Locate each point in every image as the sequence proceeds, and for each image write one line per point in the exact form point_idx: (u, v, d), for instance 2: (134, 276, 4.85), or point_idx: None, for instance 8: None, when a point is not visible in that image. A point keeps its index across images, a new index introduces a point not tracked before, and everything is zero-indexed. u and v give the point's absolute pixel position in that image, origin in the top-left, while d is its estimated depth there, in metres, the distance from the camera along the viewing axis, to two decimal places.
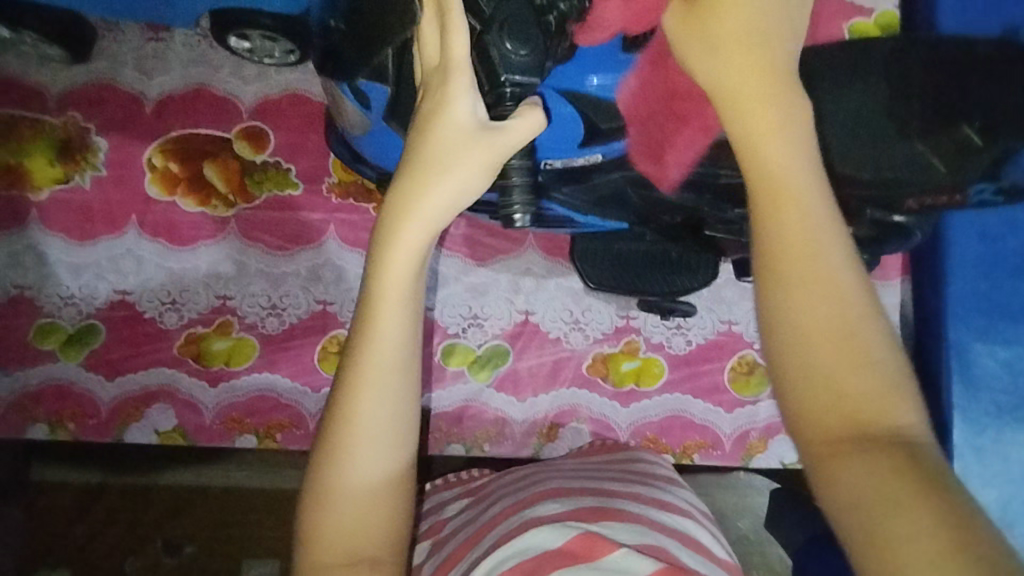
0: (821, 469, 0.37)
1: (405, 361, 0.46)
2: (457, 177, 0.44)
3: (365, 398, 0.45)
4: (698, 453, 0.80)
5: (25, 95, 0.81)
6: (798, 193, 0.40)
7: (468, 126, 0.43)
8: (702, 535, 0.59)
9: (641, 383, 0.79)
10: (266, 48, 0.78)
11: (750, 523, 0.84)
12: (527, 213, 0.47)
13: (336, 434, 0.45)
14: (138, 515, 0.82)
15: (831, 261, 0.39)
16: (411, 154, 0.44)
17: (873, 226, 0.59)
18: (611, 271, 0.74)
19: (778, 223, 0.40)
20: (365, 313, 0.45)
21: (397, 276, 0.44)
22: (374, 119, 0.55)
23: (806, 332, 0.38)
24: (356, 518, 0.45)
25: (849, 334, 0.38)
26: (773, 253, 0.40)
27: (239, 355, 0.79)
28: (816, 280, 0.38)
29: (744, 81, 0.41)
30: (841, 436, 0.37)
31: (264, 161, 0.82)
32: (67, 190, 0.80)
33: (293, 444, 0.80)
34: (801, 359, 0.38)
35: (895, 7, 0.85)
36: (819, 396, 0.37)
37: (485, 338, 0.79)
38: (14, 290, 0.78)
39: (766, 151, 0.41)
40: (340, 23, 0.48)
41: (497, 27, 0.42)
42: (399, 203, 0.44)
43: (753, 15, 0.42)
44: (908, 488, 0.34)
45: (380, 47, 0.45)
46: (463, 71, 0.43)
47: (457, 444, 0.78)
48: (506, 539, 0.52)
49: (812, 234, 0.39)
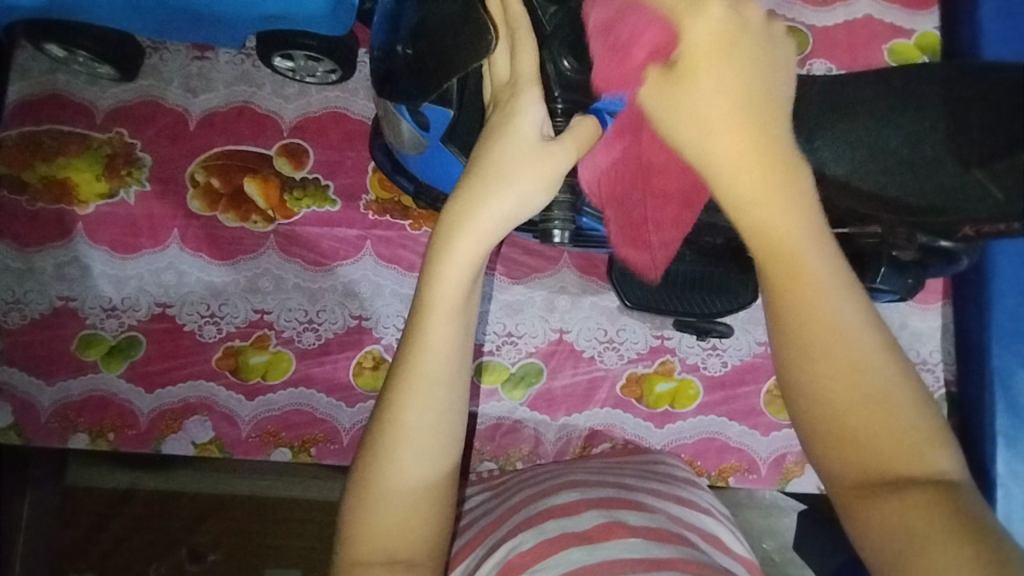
0: (854, 513, 0.36)
1: (453, 371, 0.45)
2: (517, 187, 0.43)
3: (413, 402, 0.44)
4: (733, 476, 0.79)
5: (74, 111, 0.83)
6: (797, 247, 0.37)
7: (533, 136, 0.44)
8: (721, 532, 0.61)
9: (676, 404, 0.79)
10: (309, 67, 0.80)
11: (778, 544, 0.81)
12: (565, 230, 0.53)
13: (382, 436, 0.44)
14: (164, 522, 0.82)
15: (845, 314, 0.36)
16: (474, 161, 0.44)
17: (921, 252, 0.58)
18: (649, 291, 0.74)
19: (793, 292, 0.37)
20: (417, 317, 0.45)
21: (452, 285, 0.43)
22: (430, 141, 0.56)
23: (831, 397, 0.36)
24: (399, 520, 0.44)
25: (875, 391, 0.36)
26: (781, 307, 0.37)
27: (276, 368, 0.80)
28: (829, 339, 0.36)
29: (738, 148, 0.38)
30: (874, 485, 0.35)
31: (304, 177, 0.83)
32: (112, 204, 0.82)
33: (327, 458, 0.80)
34: (827, 418, 0.36)
35: (936, 29, 0.85)
36: (848, 452, 0.36)
37: (519, 356, 0.79)
38: (58, 301, 0.80)
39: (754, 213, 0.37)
40: (407, 49, 0.49)
41: (557, 45, 0.48)
42: (459, 208, 0.43)
43: (734, 78, 0.38)
44: (942, 530, 0.34)
45: (448, 75, 0.46)
46: (533, 85, 0.44)
47: (489, 462, 0.78)
48: (529, 521, 0.54)
49: (828, 291, 0.37)
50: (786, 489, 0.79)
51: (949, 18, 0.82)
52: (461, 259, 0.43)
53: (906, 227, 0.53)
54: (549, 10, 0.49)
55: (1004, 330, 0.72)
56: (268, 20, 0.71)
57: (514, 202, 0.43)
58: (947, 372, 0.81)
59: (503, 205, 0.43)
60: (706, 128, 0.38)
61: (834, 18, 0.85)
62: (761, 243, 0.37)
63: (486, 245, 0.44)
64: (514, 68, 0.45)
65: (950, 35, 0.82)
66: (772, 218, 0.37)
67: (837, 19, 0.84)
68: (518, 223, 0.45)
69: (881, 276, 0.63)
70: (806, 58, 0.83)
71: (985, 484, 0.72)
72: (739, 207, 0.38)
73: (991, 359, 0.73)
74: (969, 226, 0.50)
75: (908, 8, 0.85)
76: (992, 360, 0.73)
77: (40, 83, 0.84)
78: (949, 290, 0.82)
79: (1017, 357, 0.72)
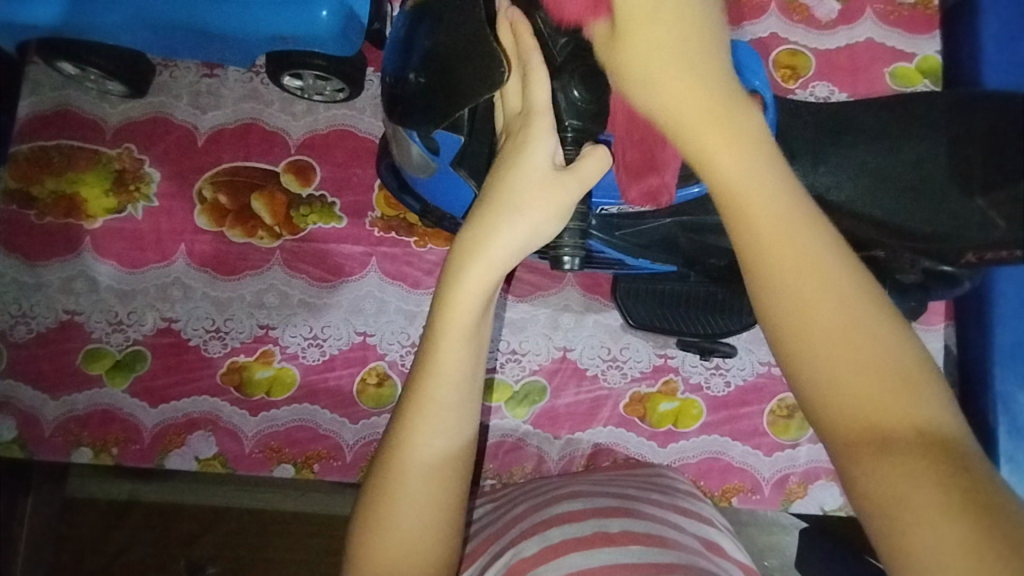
0: (843, 459, 0.35)
1: (463, 396, 0.45)
2: (529, 216, 0.43)
3: (424, 427, 0.44)
4: (736, 496, 0.79)
5: (84, 127, 0.84)
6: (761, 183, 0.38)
7: (545, 166, 0.44)
8: (722, 541, 0.61)
9: (679, 424, 0.79)
10: (318, 86, 0.81)
11: (780, 562, 0.80)
12: (575, 257, 0.52)
13: (392, 462, 0.44)
14: (165, 537, 0.82)
15: (813, 243, 0.37)
16: (486, 189, 0.45)
17: (923, 276, 0.59)
18: (653, 311, 0.75)
19: (758, 222, 0.38)
20: (429, 343, 0.45)
21: (464, 312, 0.44)
22: (439, 165, 0.57)
23: (820, 348, 0.36)
24: (409, 543, 0.44)
25: (849, 322, 0.36)
26: (752, 237, 0.38)
27: (281, 384, 0.81)
28: (800, 266, 0.37)
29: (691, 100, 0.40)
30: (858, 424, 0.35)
31: (310, 194, 0.84)
32: (120, 219, 0.83)
33: (330, 474, 0.80)
34: (804, 349, 0.36)
35: (937, 53, 0.86)
36: (831, 384, 0.35)
37: (522, 373, 0.79)
38: (65, 315, 0.81)
39: (722, 165, 0.39)
40: (420, 76, 0.50)
41: (567, 75, 0.48)
42: (472, 236, 0.44)
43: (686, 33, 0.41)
44: (932, 484, 0.33)
45: (463, 105, 0.47)
46: (545, 116, 0.45)
47: (492, 480, 0.77)
48: (530, 528, 0.55)
49: (801, 231, 0.37)
50: (789, 509, 0.79)
51: (951, 42, 0.83)
52: (473, 286, 0.44)
53: (909, 253, 0.54)
54: (560, 40, 0.48)
55: (1006, 352, 0.73)
56: (278, 40, 0.72)
57: (525, 231, 0.44)
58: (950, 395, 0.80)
59: (514, 233, 0.43)
60: (662, 85, 0.41)
61: (837, 42, 0.85)
62: (731, 191, 0.39)
63: (498, 272, 0.44)
64: (526, 99, 0.45)
65: (951, 60, 0.83)
66: (740, 171, 0.39)
67: (839, 43, 0.85)
68: (529, 251, 0.45)
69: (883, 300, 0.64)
70: (809, 81, 0.84)
71: None
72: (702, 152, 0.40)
73: (994, 382, 0.73)
74: (972, 253, 0.51)
75: (910, 31, 0.86)
76: (995, 383, 0.73)
77: (50, 99, 0.85)
78: (951, 313, 0.81)
79: (1018, 380, 0.72)
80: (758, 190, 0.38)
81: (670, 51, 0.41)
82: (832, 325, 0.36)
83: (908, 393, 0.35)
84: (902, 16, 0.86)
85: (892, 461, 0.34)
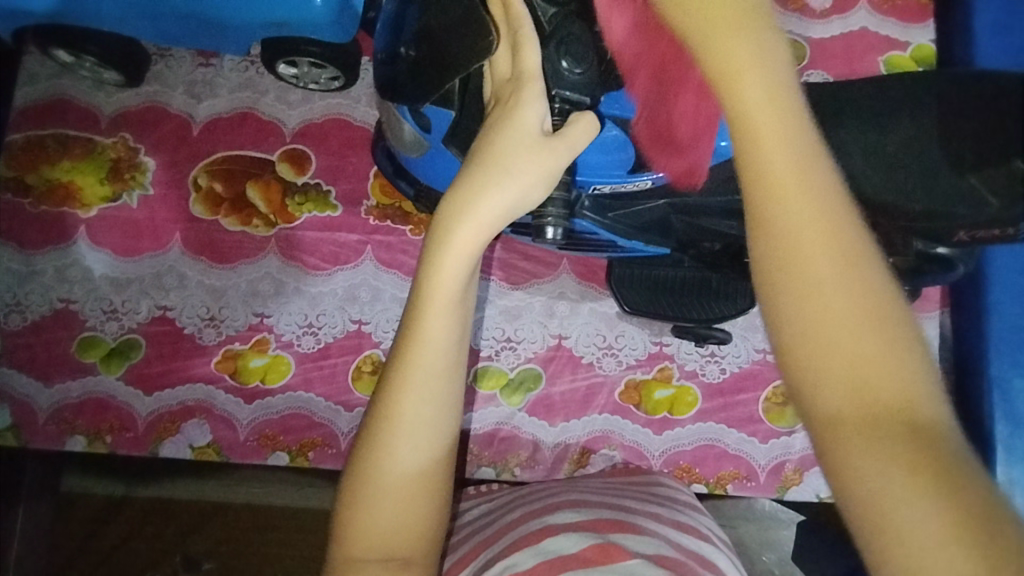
0: (832, 456, 0.32)
1: (450, 363, 0.45)
2: (520, 179, 0.44)
3: (410, 395, 0.44)
4: (732, 484, 0.79)
5: (80, 116, 0.84)
6: (777, 126, 0.35)
7: (535, 129, 0.45)
8: (719, 560, 0.58)
9: (675, 411, 0.79)
10: (312, 74, 0.81)
11: (777, 557, 0.81)
12: (558, 227, 0.52)
13: (379, 433, 0.45)
14: (161, 529, 0.82)
15: (824, 191, 0.34)
16: (475, 152, 0.45)
17: (916, 259, 0.59)
18: (647, 296, 0.75)
19: (769, 169, 0.34)
20: (414, 309, 0.45)
21: (451, 275, 0.44)
22: (431, 142, 0.57)
23: (817, 318, 0.32)
24: (396, 515, 0.44)
25: (853, 280, 0.33)
26: (763, 186, 0.35)
27: (275, 372, 0.80)
28: (808, 219, 0.34)
29: (724, 27, 0.36)
30: (849, 413, 0.31)
31: (305, 183, 0.84)
32: (115, 208, 0.83)
33: (324, 462, 0.80)
34: (804, 314, 0.33)
35: (931, 42, 0.86)
36: (828, 362, 0.32)
37: (518, 361, 0.79)
38: (59, 303, 0.80)
39: (746, 91, 0.35)
40: (411, 50, 0.50)
41: (555, 44, 0.48)
42: (460, 199, 0.44)
43: None
44: (921, 486, 0.30)
45: (453, 76, 0.47)
46: (534, 81, 0.46)
47: (488, 467, 0.77)
48: (523, 543, 0.53)
49: (809, 175, 0.34)
50: (784, 497, 0.79)
51: (945, 31, 0.83)
52: (461, 250, 0.44)
53: (902, 233, 0.54)
54: (549, 10, 0.49)
55: (1001, 338, 0.73)
56: (274, 27, 0.72)
57: (514, 195, 0.44)
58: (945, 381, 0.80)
59: (503, 196, 0.44)
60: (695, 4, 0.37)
61: (830, 30, 0.86)
62: (745, 131, 0.35)
63: (485, 235, 0.44)
64: (516, 65, 0.46)
65: (945, 48, 0.83)
66: (762, 109, 0.35)
67: (833, 31, 0.86)
68: (517, 215, 0.46)
69: None
70: (803, 70, 0.85)
71: None
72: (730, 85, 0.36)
73: (990, 368, 0.73)
74: (964, 232, 0.51)
75: (902, 21, 0.87)
76: (991, 369, 0.73)
77: (46, 88, 0.85)
78: (946, 299, 0.81)
79: (1015, 367, 0.72)
80: (771, 126, 0.35)
81: None
82: (839, 297, 0.33)
83: (899, 371, 0.32)
84: (894, 5, 0.87)
85: (872, 444, 0.31)
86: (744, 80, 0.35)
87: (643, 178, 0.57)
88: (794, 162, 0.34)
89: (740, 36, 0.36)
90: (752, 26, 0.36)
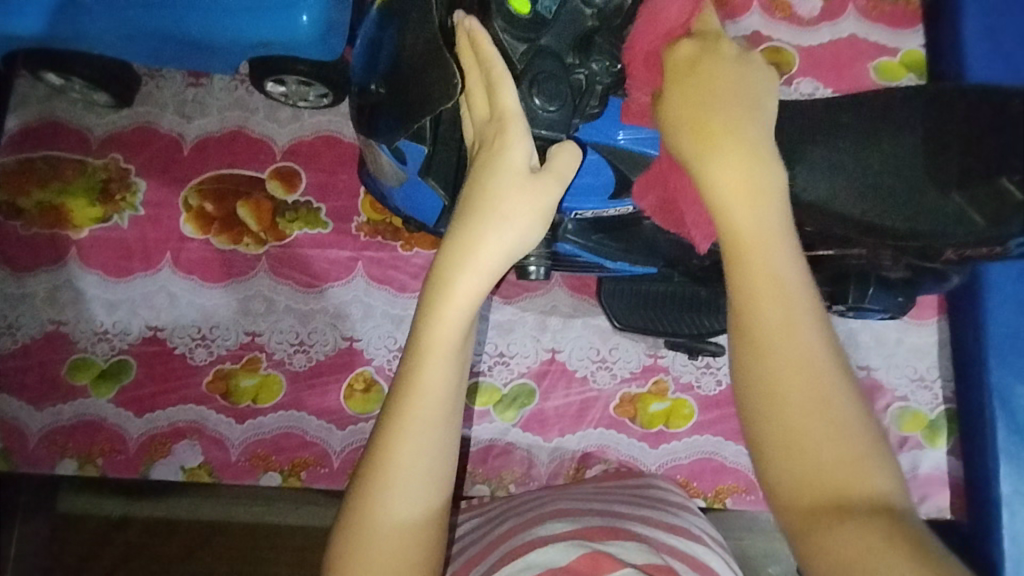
0: (803, 545, 0.38)
1: (448, 410, 0.45)
2: (517, 225, 0.45)
3: (406, 442, 0.44)
4: (731, 497, 0.77)
5: (71, 138, 0.84)
6: (765, 246, 0.41)
7: (523, 167, 0.46)
8: (714, 561, 0.57)
9: (670, 424, 0.78)
10: (301, 92, 0.81)
11: (783, 569, 0.79)
12: (539, 265, 0.61)
13: (373, 477, 0.44)
14: (160, 551, 0.81)
15: (799, 297, 0.40)
16: (469, 194, 0.46)
17: (909, 269, 0.59)
18: (637, 311, 0.74)
19: (751, 280, 0.41)
20: (414, 354, 0.45)
21: (451, 321, 0.44)
22: (408, 173, 0.58)
23: (785, 416, 0.39)
24: (388, 564, 0.43)
25: (820, 378, 0.39)
26: (746, 303, 0.41)
27: (267, 391, 0.80)
28: (787, 329, 0.40)
29: (726, 161, 0.42)
30: (819, 506, 0.38)
31: (296, 201, 0.84)
32: (105, 228, 0.82)
33: (318, 482, 0.79)
34: (778, 415, 0.39)
35: (922, 47, 0.86)
36: (798, 465, 0.38)
37: (511, 376, 0.78)
38: (50, 325, 0.80)
39: (733, 210, 0.42)
40: (381, 86, 0.53)
41: (527, 82, 0.47)
42: (459, 246, 0.45)
43: (729, 91, 0.44)
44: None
45: (419, 116, 0.49)
46: (517, 120, 0.46)
47: (482, 484, 0.76)
48: (512, 558, 0.52)
49: (786, 287, 0.40)
50: None
51: (934, 36, 0.83)
52: (462, 297, 0.44)
53: (892, 247, 0.54)
54: (519, 47, 0.49)
55: (1002, 346, 0.72)
56: (260, 46, 0.72)
57: (511, 238, 0.45)
58: (946, 389, 0.79)
59: (501, 241, 0.45)
60: (709, 151, 0.43)
61: (820, 38, 0.85)
62: (730, 248, 0.42)
63: (485, 282, 0.45)
64: (495, 105, 0.46)
65: (935, 53, 0.83)
66: (749, 229, 0.41)
67: (823, 38, 0.85)
68: (514, 259, 0.47)
69: (870, 295, 0.64)
70: (793, 77, 0.84)
71: (987, 501, 0.72)
72: (720, 212, 0.42)
73: (990, 377, 0.72)
74: (952, 251, 0.50)
75: (892, 27, 0.86)
76: (991, 378, 0.72)
77: (38, 110, 0.85)
78: (944, 306, 0.80)
79: (1014, 374, 0.72)
80: (766, 275, 0.40)
81: (717, 102, 0.44)
82: (802, 399, 0.39)
83: (862, 476, 0.38)
84: (884, 11, 0.87)
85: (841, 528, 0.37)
86: (732, 207, 0.42)
87: (626, 204, 0.58)
88: (780, 290, 0.40)
89: (745, 200, 0.42)
90: (747, 152, 0.42)
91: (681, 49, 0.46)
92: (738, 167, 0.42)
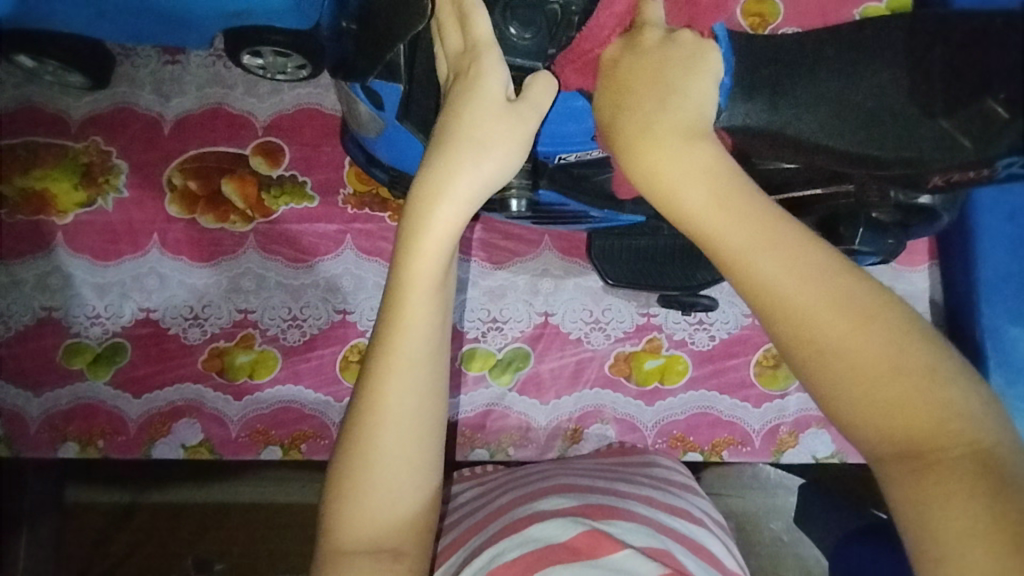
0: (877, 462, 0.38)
1: (432, 347, 0.45)
2: (496, 154, 0.46)
3: (394, 382, 0.44)
4: (727, 450, 0.78)
5: (49, 123, 0.83)
6: (719, 201, 0.40)
7: (500, 97, 0.46)
8: (713, 545, 0.58)
9: (665, 381, 0.78)
10: (278, 64, 0.78)
11: (785, 524, 0.83)
12: (522, 198, 0.57)
13: (362, 421, 0.44)
14: (171, 533, 0.83)
15: (769, 231, 0.40)
16: (444, 127, 0.46)
17: (897, 210, 0.60)
18: (628, 267, 0.74)
19: (719, 238, 0.40)
20: (395, 294, 0.45)
21: (431, 254, 0.44)
22: (386, 119, 0.57)
23: (801, 346, 0.38)
24: (385, 505, 0.44)
25: (826, 299, 0.38)
26: (727, 260, 0.40)
27: (263, 367, 0.80)
28: (772, 261, 0.39)
29: (660, 134, 0.42)
30: (877, 422, 0.37)
31: (280, 175, 0.83)
32: (90, 213, 0.82)
33: (317, 454, 0.80)
34: (801, 340, 0.38)
35: None
36: (840, 389, 0.38)
37: (505, 342, 0.78)
38: (42, 312, 0.80)
39: (670, 178, 0.42)
40: (352, 24, 0.54)
41: (500, 11, 0.49)
42: (434, 180, 0.45)
43: (646, 72, 0.44)
44: (953, 473, 0.35)
45: (392, 44, 0.48)
46: (492, 48, 0.47)
47: (481, 449, 0.77)
48: (509, 530, 0.53)
49: (751, 229, 0.40)
50: (780, 460, 0.78)
51: None
52: (440, 229, 0.44)
53: (877, 182, 0.53)
54: None
55: (992, 285, 0.73)
56: (232, 16, 0.70)
57: (489, 169, 0.45)
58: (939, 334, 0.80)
59: (478, 171, 0.45)
60: (641, 129, 0.43)
61: None
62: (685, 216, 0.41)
63: (463, 214, 0.45)
64: (469, 35, 0.47)
65: None
66: (693, 195, 0.41)
67: None
68: (492, 191, 0.47)
69: (860, 237, 0.63)
70: (777, 27, 0.83)
71: None
72: (663, 183, 0.42)
73: (982, 318, 0.72)
74: (939, 175, 0.50)
75: None
76: (982, 318, 0.73)
77: (15, 96, 0.84)
78: (934, 251, 0.82)
79: (1007, 314, 0.72)
80: (732, 227, 0.40)
81: (636, 88, 0.44)
82: (820, 322, 0.38)
83: (932, 402, 0.36)
84: None
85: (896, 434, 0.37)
86: (672, 174, 0.42)
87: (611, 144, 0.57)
88: (749, 236, 0.39)
89: (679, 164, 0.41)
90: (674, 122, 0.42)
91: (608, 50, 0.47)
92: (666, 135, 0.42)
